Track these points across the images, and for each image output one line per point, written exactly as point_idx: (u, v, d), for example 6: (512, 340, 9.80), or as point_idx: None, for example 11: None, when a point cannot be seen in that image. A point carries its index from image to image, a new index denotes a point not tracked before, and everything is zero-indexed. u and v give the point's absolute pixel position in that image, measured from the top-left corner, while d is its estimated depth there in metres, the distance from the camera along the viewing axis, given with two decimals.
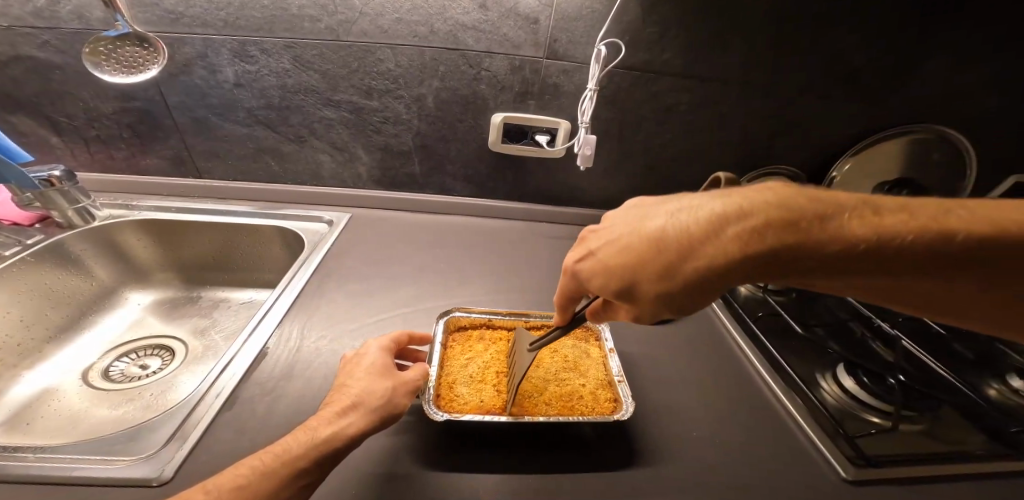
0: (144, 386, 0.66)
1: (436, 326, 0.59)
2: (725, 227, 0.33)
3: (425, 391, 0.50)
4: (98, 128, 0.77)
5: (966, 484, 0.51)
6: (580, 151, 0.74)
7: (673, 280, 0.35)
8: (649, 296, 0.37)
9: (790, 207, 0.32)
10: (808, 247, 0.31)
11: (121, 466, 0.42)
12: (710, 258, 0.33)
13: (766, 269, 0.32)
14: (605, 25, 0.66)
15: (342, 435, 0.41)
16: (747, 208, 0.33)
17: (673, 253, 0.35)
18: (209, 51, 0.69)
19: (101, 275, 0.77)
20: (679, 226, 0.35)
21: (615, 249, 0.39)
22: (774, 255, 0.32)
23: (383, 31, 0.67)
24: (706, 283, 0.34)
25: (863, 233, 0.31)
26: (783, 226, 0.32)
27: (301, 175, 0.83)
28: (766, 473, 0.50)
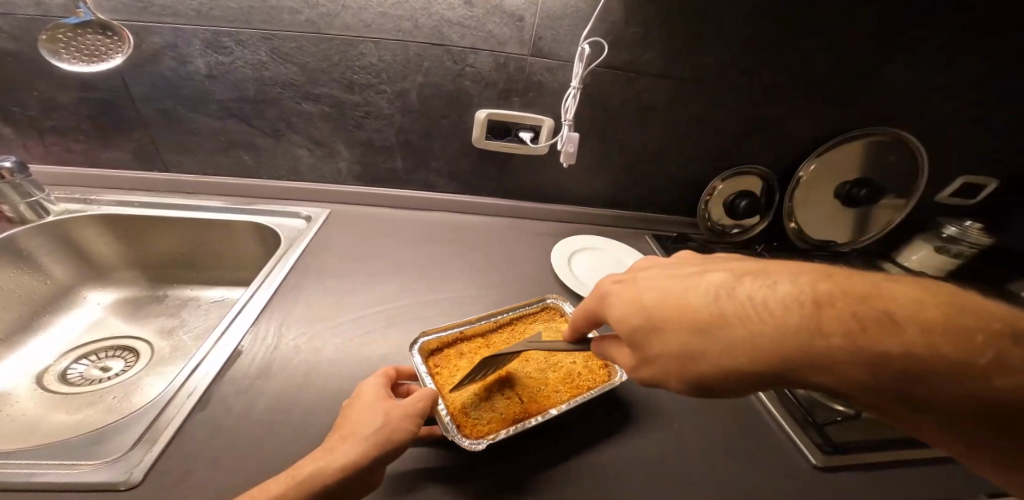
0: (105, 389, 0.63)
1: (413, 360, 0.52)
2: (800, 309, 0.31)
3: (446, 426, 0.45)
4: (53, 120, 0.72)
5: (929, 468, 0.54)
6: (562, 148, 0.75)
7: (719, 348, 0.33)
8: (689, 358, 0.35)
9: (867, 310, 0.30)
10: (914, 358, 0.29)
11: (84, 470, 0.40)
12: (767, 333, 0.32)
13: (843, 374, 0.30)
14: (588, 25, 0.67)
15: (325, 471, 0.38)
16: (825, 295, 0.32)
17: (723, 314, 0.34)
18: (180, 41, 0.66)
19: (57, 273, 0.73)
20: (740, 293, 0.34)
21: (660, 294, 0.38)
22: (861, 364, 0.29)
23: (366, 25, 0.66)
24: (748, 356, 0.32)
25: (950, 361, 0.28)
26: (876, 324, 0.30)
27: (278, 169, 0.81)
28: (741, 456, 0.52)
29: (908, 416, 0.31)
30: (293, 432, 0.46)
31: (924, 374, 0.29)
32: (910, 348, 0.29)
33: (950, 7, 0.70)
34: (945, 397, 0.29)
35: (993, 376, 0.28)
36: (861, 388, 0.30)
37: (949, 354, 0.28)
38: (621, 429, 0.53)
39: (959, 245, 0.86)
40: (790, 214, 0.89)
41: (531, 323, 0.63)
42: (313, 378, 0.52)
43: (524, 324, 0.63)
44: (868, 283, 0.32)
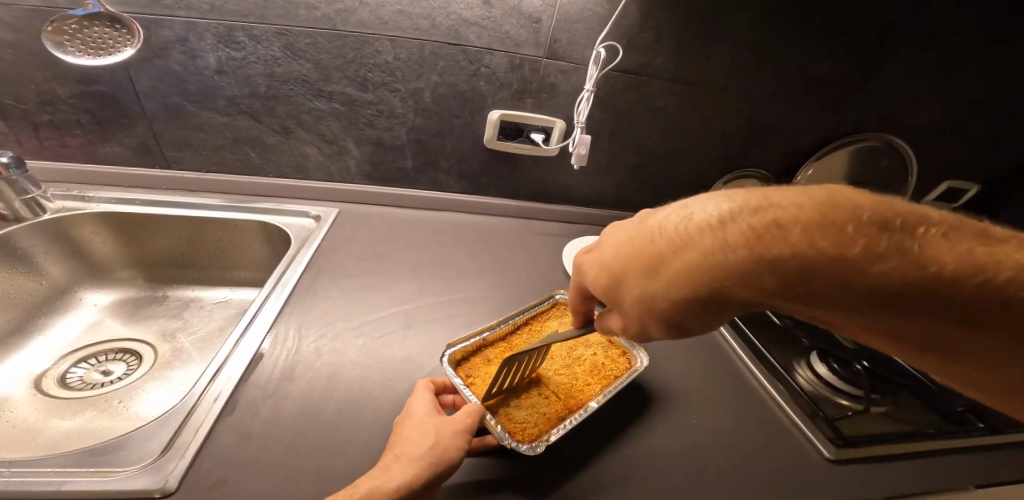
0: (110, 393, 0.61)
1: (446, 371, 0.52)
2: (708, 231, 0.33)
3: (500, 434, 0.46)
4: (51, 114, 0.69)
5: (931, 462, 0.57)
6: (574, 151, 0.76)
7: (663, 284, 0.35)
8: (647, 301, 0.37)
9: (759, 219, 0.31)
10: (806, 257, 0.29)
11: (113, 478, 0.38)
12: (690, 260, 0.34)
13: (760, 284, 0.31)
14: (605, 28, 0.68)
15: (384, 490, 0.37)
16: (728, 212, 0.33)
17: (658, 251, 0.36)
18: (190, 36, 0.64)
19: (54, 273, 0.70)
20: (666, 229, 0.36)
21: (615, 248, 0.40)
22: (765, 269, 0.31)
23: (383, 23, 0.65)
24: (685, 286, 0.34)
25: (828, 247, 0.29)
26: (767, 231, 0.31)
27: (285, 167, 0.79)
28: (758, 450, 0.54)
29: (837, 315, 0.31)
30: (323, 435, 0.45)
31: (819, 270, 0.29)
32: (798, 248, 0.30)
33: (942, 18, 0.73)
34: (845, 288, 0.29)
35: (870, 257, 0.28)
36: (779, 294, 0.32)
37: (826, 245, 0.29)
38: (645, 426, 0.54)
39: None
40: None
41: (547, 321, 0.64)
42: (336, 380, 0.51)
43: (539, 322, 0.63)
44: (761, 195, 0.33)
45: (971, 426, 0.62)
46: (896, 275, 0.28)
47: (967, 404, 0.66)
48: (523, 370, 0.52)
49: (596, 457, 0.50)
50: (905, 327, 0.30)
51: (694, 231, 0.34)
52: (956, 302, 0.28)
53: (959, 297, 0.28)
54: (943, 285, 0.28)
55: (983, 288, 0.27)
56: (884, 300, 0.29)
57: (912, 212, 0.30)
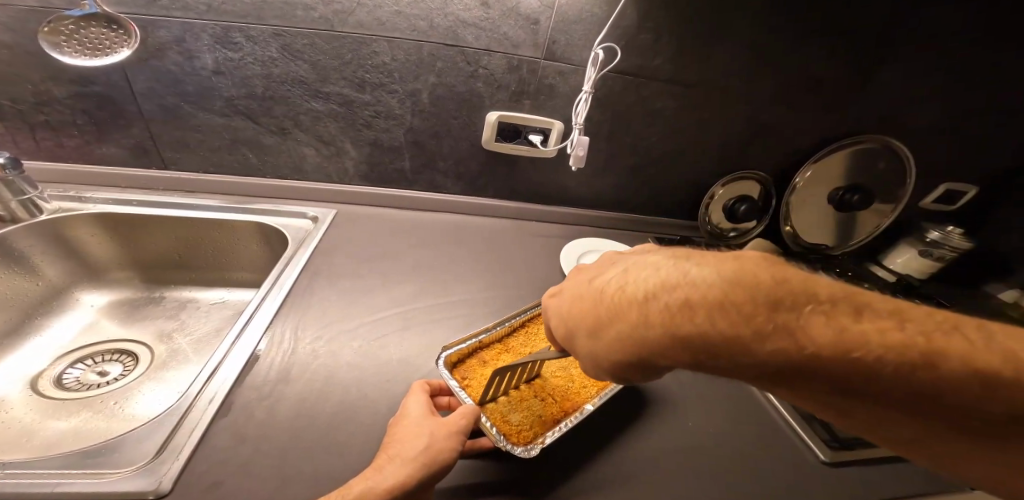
0: (105, 395, 0.60)
1: (442, 373, 0.52)
2: (636, 306, 0.34)
3: (495, 437, 0.46)
4: (47, 114, 0.69)
5: (928, 463, 0.57)
6: (572, 152, 0.76)
7: (606, 349, 0.37)
8: (596, 361, 0.39)
9: (672, 298, 0.32)
10: (711, 340, 0.30)
11: (107, 480, 0.38)
12: (623, 332, 0.35)
13: (679, 356, 0.32)
14: (603, 30, 0.68)
15: (377, 491, 0.37)
16: (650, 290, 0.34)
17: (600, 318, 0.38)
18: (186, 36, 0.64)
19: (50, 273, 0.70)
20: (608, 297, 0.38)
21: (570, 307, 0.42)
22: (678, 345, 0.32)
23: (381, 23, 0.65)
24: (621, 353, 0.36)
25: (728, 330, 0.29)
26: (677, 313, 0.31)
27: (283, 168, 0.79)
28: (754, 453, 0.54)
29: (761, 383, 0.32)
30: (318, 437, 0.45)
31: (726, 351, 0.30)
32: (703, 331, 0.30)
33: (940, 20, 0.73)
34: (754, 365, 0.30)
35: (766, 338, 0.29)
36: (701, 366, 0.32)
37: (726, 328, 0.29)
38: (641, 430, 0.54)
39: (941, 250, 0.92)
40: (786, 217, 0.92)
41: (545, 323, 0.64)
42: (333, 383, 0.51)
43: (537, 324, 0.64)
44: (679, 270, 0.33)
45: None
46: (798, 354, 0.29)
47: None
48: (519, 372, 0.52)
49: (591, 460, 0.49)
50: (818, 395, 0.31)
51: (625, 305, 0.35)
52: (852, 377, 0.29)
53: (853, 374, 0.28)
54: (835, 363, 0.28)
55: (876, 365, 0.28)
56: (792, 373, 0.29)
57: (812, 284, 0.30)
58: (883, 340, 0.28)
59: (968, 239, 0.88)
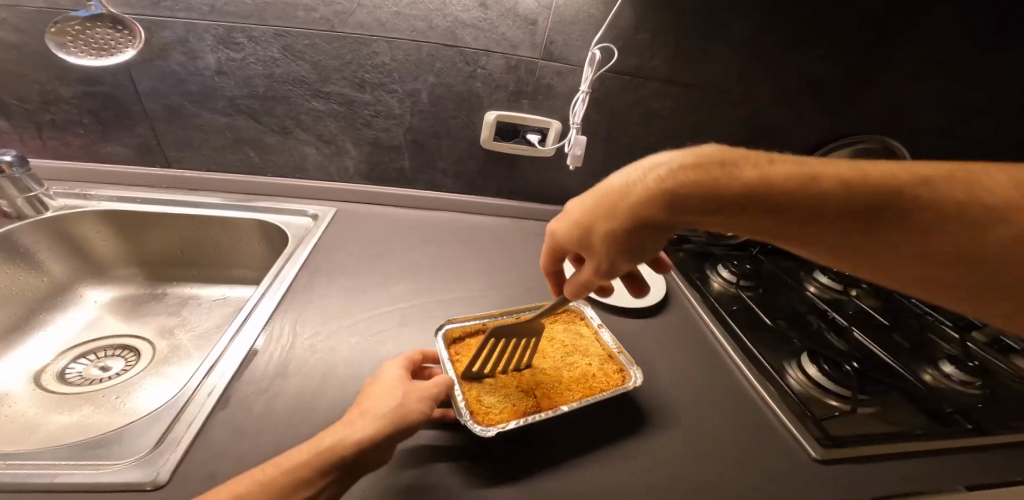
0: (108, 389, 0.61)
1: (438, 345, 0.57)
2: (632, 183, 0.41)
3: (459, 411, 0.49)
4: (54, 113, 0.70)
5: (917, 461, 0.58)
6: (570, 151, 0.78)
7: (618, 223, 0.41)
8: (610, 240, 0.42)
9: (658, 166, 0.40)
10: (700, 182, 0.38)
11: (107, 470, 0.39)
12: (626, 204, 0.41)
13: (676, 205, 0.39)
14: (600, 30, 0.69)
15: (346, 442, 0.39)
16: (638, 171, 0.42)
17: (600, 205, 0.43)
18: (191, 37, 0.65)
19: (54, 269, 0.71)
20: (602, 190, 0.44)
21: (568, 217, 0.48)
22: (675, 194, 0.38)
23: (381, 24, 0.66)
24: (631, 219, 0.40)
25: (706, 170, 0.38)
26: (666, 172, 0.39)
27: (284, 168, 0.80)
28: (749, 457, 0.54)
29: (745, 226, 0.39)
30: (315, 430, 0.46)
31: (715, 187, 0.37)
32: (692, 179, 0.38)
33: (935, 21, 0.74)
34: (742, 196, 0.37)
35: (739, 174, 0.38)
36: (694, 212, 0.39)
37: (707, 172, 0.38)
38: (634, 427, 0.55)
39: None
40: None
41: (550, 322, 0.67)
42: (331, 377, 0.52)
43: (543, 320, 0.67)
44: (656, 156, 0.42)
45: (959, 428, 0.64)
46: (767, 182, 0.37)
47: (955, 408, 0.68)
48: (510, 353, 0.58)
49: (587, 459, 0.50)
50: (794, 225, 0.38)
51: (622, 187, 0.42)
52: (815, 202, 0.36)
53: (816, 196, 0.36)
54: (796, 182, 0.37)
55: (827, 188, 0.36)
56: (772, 197, 0.37)
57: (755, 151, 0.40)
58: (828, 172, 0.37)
59: None
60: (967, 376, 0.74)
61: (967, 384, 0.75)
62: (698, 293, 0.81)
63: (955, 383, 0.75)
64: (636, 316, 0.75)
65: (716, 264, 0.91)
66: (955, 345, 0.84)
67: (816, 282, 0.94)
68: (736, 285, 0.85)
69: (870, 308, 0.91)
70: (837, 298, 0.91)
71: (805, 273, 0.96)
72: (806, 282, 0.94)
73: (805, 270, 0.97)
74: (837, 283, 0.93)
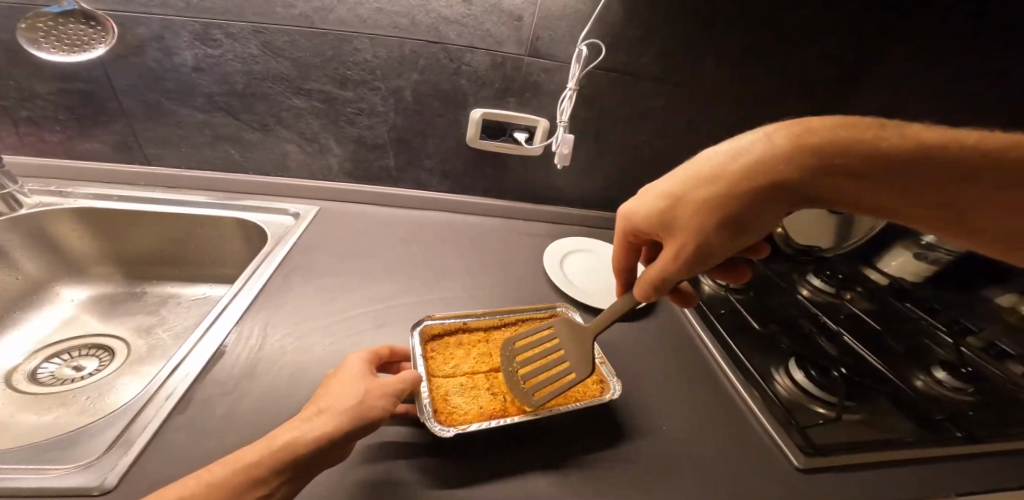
0: (80, 389, 0.60)
1: (412, 340, 0.57)
2: (731, 168, 0.39)
3: (421, 409, 0.48)
4: (30, 109, 0.69)
5: (903, 469, 0.58)
6: (557, 150, 0.77)
7: (720, 212, 0.39)
8: (707, 227, 0.40)
9: (755, 151, 0.38)
10: (804, 162, 0.36)
11: (51, 475, 0.38)
12: (728, 190, 0.38)
13: (793, 185, 0.37)
14: (587, 27, 0.67)
15: (304, 439, 0.38)
16: (733, 156, 0.39)
17: (695, 192, 0.41)
18: (167, 33, 0.64)
19: (29, 267, 0.69)
20: (691, 178, 0.41)
21: (651, 204, 0.45)
22: (825, 159, 0.35)
23: (362, 21, 0.65)
24: (741, 203, 0.38)
25: (815, 147, 0.36)
26: (772, 152, 0.37)
27: (266, 165, 0.79)
28: (730, 468, 0.53)
29: (845, 189, 0.36)
30: None
31: (824, 167, 0.36)
32: (801, 157, 0.36)
33: (931, 20, 0.72)
34: (849, 174, 0.35)
35: (843, 150, 0.35)
36: (814, 185, 0.37)
37: (811, 152, 0.36)
38: (609, 432, 0.54)
39: (936, 252, 0.96)
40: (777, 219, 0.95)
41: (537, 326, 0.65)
42: (300, 379, 0.51)
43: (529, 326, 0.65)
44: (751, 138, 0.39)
45: (949, 435, 0.63)
46: (878, 157, 0.35)
47: (945, 414, 0.67)
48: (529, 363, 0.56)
49: (564, 468, 0.49)
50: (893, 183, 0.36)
51: (718, 173, 0.39)
52: (916, 158, 0.34)
53: (910, 156, 0.35)
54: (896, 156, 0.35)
55: (929, 139, 0.35)
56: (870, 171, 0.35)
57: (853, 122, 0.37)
58: (908, 127, 0.36)
59: None
60: (961, 383, 0.73)
61: (959, 390, 0.73)
62: (688, 296, 0.80)
63: (948, 389, 0.73)
64: (623, 318, 0.74)
65: None
66: (949, 351, 0.83)
67: (809, 285, 0.92)
68: (726, 288, 0.84)
69: (862, 312, 0.89)
70: (831, 302, 0.90)
71: (799, 276, 0.95)
72: (799, 285, 0.93)
73: (798, 273, 0.96)
74: (830, 286, 0.92)
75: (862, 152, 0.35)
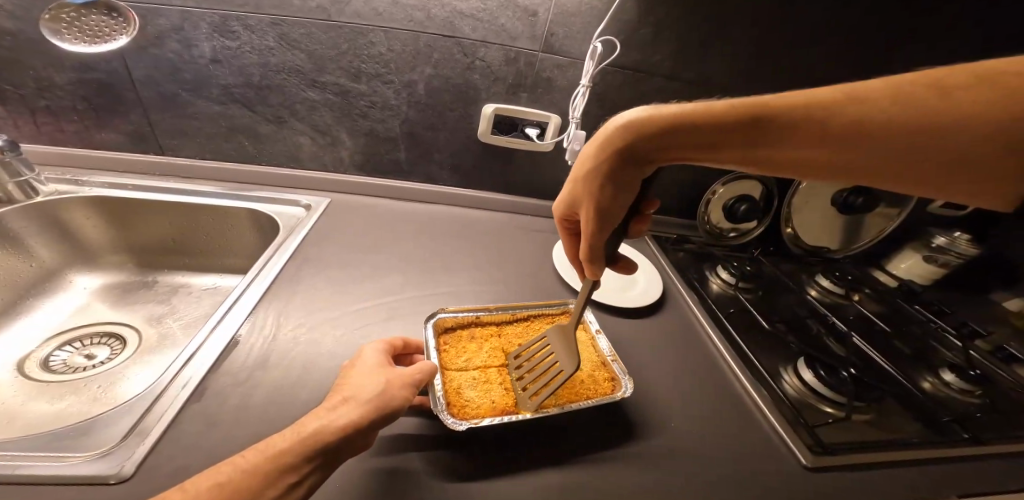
0: (91, 378, 0.60)
1: (426, 333, 0.57)
2: (590, 156, 0.44)
3: (435, 401, 0.49)
4: (49, 99, 0.70)
5: (913, 469, 0.57)
6: (568, 147, 0.77)
7: (602, 189, 0.44)
8: (600, 204, 0.45)
9: (601, 142, 0.43)
10: (642, 138, 0.41)
11: (68, 463, 0.38)
12: (593, 170, 0.44)
13: (638, 152, 0.42)
14: (602, 23, 0.68)
15: (331, 428, 0.38)
16: (589, 148, 0.45)
17: (577, 180, 0.47)
18: (186, 25, 0.65)
19: (43, 254, 0.70)
20: (573, 174, 0.48)
21: (560, 202, 0.51)
22: (643, 125, 0.41)
23: (378, 14, 0.65)
24: (609, 176, 0.43)
25: (641, 124, 0.41)
26: (610, 140, 0.42)
27: (278, 157, 0.79)
28: (741, 467, 0.53)
29: (702, 147, 0.40)
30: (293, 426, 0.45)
31: (660, 135, 0.40)
32: (635, 135, 0.41)
33: (944, 20, 0.72)
34: (693, 141, 0.39)
35: (668, 124, 0.40)
36: (659, 148, 0.41)
37: (641, 129, 0.41)
38: (619, 429, 0.54)
39: (947, 255, 0.96)
40: (787, 217, 0.94)
41: (548, 323, 0.65)
42: (312, 370, 0.51)
43: (541, 322, 0.65)
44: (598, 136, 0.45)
45: (956, 437, 0.62)
46: (700, 122, 0.39)
47: (953, 416, 0.67)
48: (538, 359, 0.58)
49: (574, 464, 0.49)
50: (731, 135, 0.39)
51: (586, 165, 0.45)
52: (757, 110, 0.37)
53: (743, 117, 0.37)
54: (723, 117, 0.38)
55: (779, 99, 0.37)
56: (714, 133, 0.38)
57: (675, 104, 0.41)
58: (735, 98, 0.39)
59: (971, 245, 0.95)
60: (969, 386, 0.73)
61: (967, 392, 0.73)
62: (696, 294, 0.80)
63: (955, 391, 0.73)
64: (633, 316, 0.73)
65: (716, 265, 0.89)
66: (957, 353, 0.82)
67: (818, 285, 0.92)
68: (735, 287, 0.84)
69: (872, 314, 0.89)
70: (839, 303, 0.89)
71: (807, 277, 0.94)
72: (807, 286, 0.92)
73: (806, 274, 0.95)
74: (839, 286, 0.91)
75: (685, 119, 0.39)
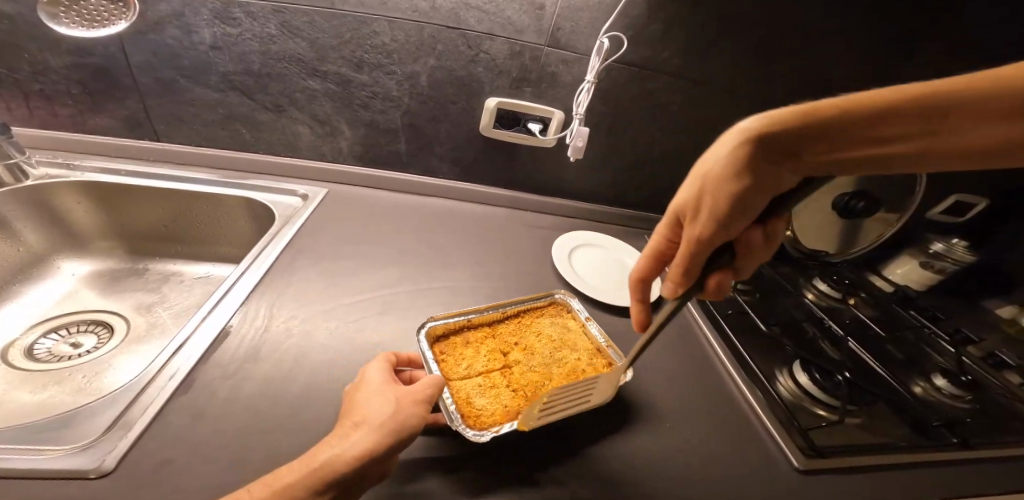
0: (76, 367, 0.58)
1: (420, 346, 0.55)
2: (718, 155, 0.39)
3: (449, 415, 0.47)
4: (42, 83, 0.68)
5: (902, 472, 0.57)
6: (571, 143, 0.77)
7: (736, 182, 0.38)
8: (733, 199, 0.38)
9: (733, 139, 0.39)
10: (788, 128, 0.38)
11: (47, 456, 0.37)
12: (725, 161, 0.38)
13: (779, 142, 0.38)
14: (610, 18, 0.67)
15: (346, 459, 0.37)
16: (712, 151, 0.40)
17: (698, 186, 0.41)
18: (186, 11, 0.64)
19: (30, 239, 0.68)
20: (687, 183, 0.42)
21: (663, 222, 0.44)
22: (785, 116, 0.38)
23: (382, 3, 0.65)
24: (749, 165, 0.38)
25: (782, 117, 0.38)
26: (749, 132, 0.38)
27: (276, 146, 0.78)
28: (740, 472, 0.52)
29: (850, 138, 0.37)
30: (283, 417, 0.44)
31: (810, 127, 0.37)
32: (779, 125, 0.38)
33: (948, 26, 0.73)
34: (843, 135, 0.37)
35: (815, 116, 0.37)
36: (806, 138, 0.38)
37: (787, 121, 0.38)
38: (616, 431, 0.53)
39: (942, 261, 0.99)
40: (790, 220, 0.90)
41: (538, 317, 0.64)
42: (305, 362, 0.50)
43: (531, 316, 0.64)
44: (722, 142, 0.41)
45: (944, 441, 0.62)
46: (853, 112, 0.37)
47: (942, 420, 0.66)
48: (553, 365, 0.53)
49: (572, 466, 0.48)
50: (871, 128, 0.37)
51: (710, 166, 0.40)
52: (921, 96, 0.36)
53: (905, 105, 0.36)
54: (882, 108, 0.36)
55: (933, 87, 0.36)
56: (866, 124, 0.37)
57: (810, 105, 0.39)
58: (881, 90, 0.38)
59: (969, 252, 0.98)
60: (958, 390, 0.73)
61: (956, 398, 0.73)
62: None
63: (945, 396, 0.73)
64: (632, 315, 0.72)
65: None
66: (948, 358, 0.82)
67: (814, 289, 0.91)
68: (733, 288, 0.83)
69: (866, 318, 0.89)
70: (835, 307, 0.89)
71: (804, 280, 0.94)
72: (804, 289, 0.92)
73: (804, 277, 0.95)
74: (836, 290, 0.91)
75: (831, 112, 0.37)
